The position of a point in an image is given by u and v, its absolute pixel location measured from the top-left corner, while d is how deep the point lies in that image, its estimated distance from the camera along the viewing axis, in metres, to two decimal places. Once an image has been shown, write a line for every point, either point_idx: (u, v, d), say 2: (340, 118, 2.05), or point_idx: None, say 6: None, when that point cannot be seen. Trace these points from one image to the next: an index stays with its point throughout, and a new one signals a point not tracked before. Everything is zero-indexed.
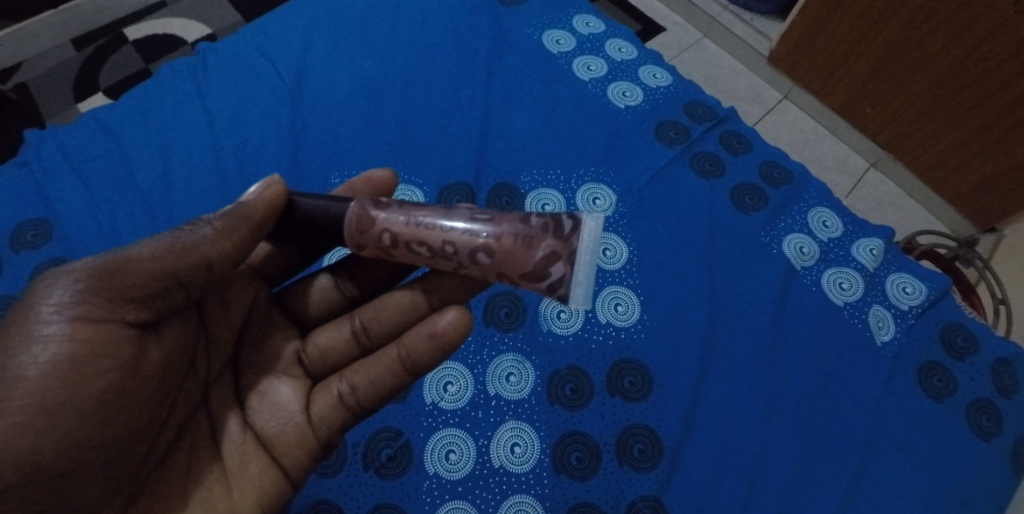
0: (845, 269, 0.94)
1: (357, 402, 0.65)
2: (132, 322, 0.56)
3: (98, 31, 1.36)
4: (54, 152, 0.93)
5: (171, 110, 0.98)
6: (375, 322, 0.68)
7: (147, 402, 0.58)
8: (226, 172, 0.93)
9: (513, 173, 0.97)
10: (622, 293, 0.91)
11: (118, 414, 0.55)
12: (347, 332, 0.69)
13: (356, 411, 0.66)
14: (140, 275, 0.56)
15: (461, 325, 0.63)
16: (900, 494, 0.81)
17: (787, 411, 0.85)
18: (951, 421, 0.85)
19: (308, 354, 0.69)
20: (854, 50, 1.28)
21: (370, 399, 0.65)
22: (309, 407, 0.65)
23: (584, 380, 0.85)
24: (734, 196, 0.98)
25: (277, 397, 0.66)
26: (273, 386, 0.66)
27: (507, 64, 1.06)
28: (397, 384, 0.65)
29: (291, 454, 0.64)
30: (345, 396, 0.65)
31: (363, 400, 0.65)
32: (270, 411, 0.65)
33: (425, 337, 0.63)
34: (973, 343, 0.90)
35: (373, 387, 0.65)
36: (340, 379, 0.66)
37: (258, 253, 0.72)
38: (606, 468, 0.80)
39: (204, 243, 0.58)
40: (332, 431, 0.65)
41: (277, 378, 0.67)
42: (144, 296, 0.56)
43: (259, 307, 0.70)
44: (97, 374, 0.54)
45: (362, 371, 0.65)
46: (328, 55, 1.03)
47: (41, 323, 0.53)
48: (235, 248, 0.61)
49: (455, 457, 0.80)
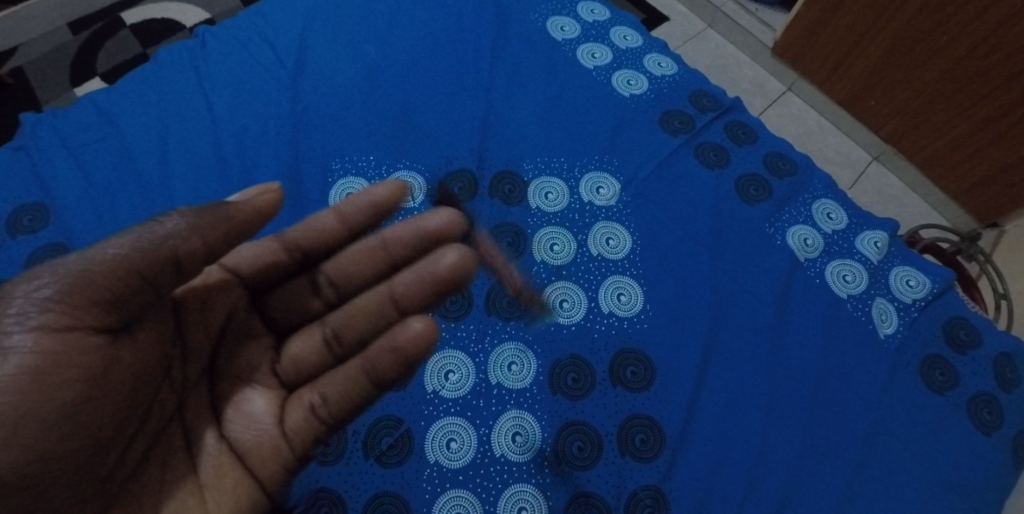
0: (849, 262, 0.93)
1: (331, 415, 0.67)
2: (98, 328, 0.54)
3: (95, 15, 1.35)
4: (51, 137, 0.92)
5: (169, 94, 0.96)
6: (346, 329, 0.70)
7: (116, 412, 0.56)
8: (227, 159, 0.92)
9: (516, 161, 0.97)
10: (625, 283, 0.90)
11: (84, 427, 0.54)
12: (319, 340, 0.70)
13: (330, 422, 0.67)
14: (104, 281, 0.53)
15: (424, 339, 0.66)
16: (902, 487, 0.80)
17: (789, 402, 0.84)
18: (952, 414, 0.84)
19: (282, 365, 0.69)
20: (859, 41, 1.26)
21: (342, 411, 0.67)
22: (283, 420, 0.66)
23: (587, 369, 0.84)
24: (739, 187, 0.97)
25: (251, 409, 0.65)
26: (248, 398, 0.66)
27: (510, 50, 1.05)
28: (365, 396, 0.67)
29: (265, 461, 0.64)
30: (317, 407, 0.66)
31: (336, 412, 0.67)
32: (245, 424, 0.64)
33: (388, 352, 0.65)
34: (976, 336, 0.89)
35: (347, 401, 0.67)
36: (311, 390, 0.67)
37: (243, 257, 0.68)
38: (608, 457, 0.80)
39: (172, 239, 0.54)
40: (306, 443, 0.66)
41: (252, 390, 0.66)
42: (109, 300, 0.54)
43: (238, 314, 0.68)
44: (63, 384, 0.52)
45: (332, 384, 0.66)
46: (329, 40, 1.02)
47: (5, 332, 0.51)
48: (207, 246, 0.56)
49: (456, 446, 0.80)
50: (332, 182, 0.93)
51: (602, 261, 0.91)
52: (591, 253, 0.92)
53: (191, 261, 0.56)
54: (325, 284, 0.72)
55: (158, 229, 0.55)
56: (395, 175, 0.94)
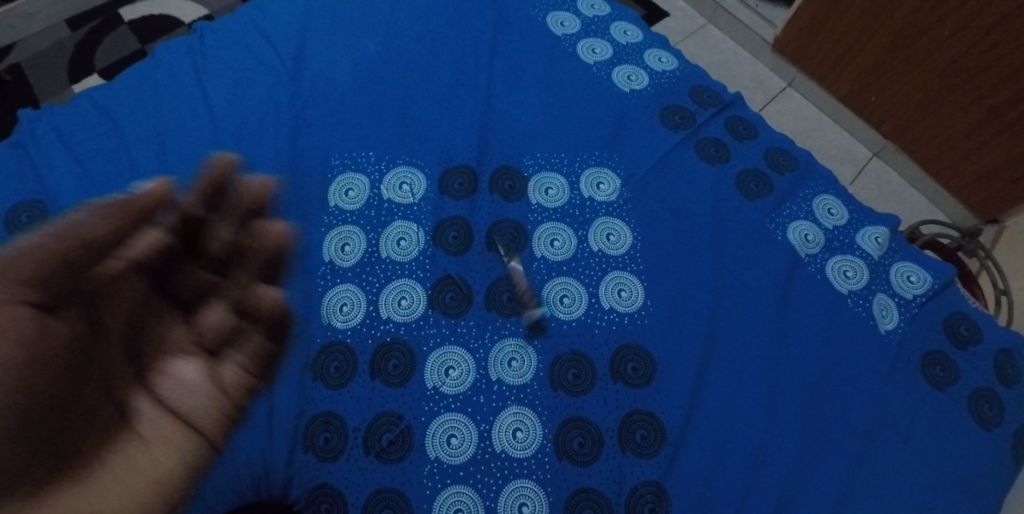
0: (850, 257, 0.93)
1: (263, 366, 0.51)
2: (29, 303, 0.42)
3: (93, 12, 1.36)
4: (51, 134, 0.92)
5: (168, 90, 0.96)
6: (240, 292, 0.52)
7: (73, 390, 0.42)
8: (226, 154, 0.92)
9: (516, 156, 0.96)
10: (626, 279, 0.90)
11: (40, 412, 0.40)
12: (218, 309, 0.51)
13: (264, 373, 0.51)
14: (26, 262, 0.42)
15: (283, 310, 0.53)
16: (903, 482, 0.80)
17: (790, 398, 0.84)
18: (953, 410, 0.84)
19: (198, 334, 0.49)
20: (861, 36, 1.26)
21: (274, 358, 0.52)
22: (217, 379, 0.48)
23: (587, 365, 0.84)
24: (739, 182, 0.97)
25: (179, 374, 0.47)
26: (170, 363, 0.47)
27: (509, 46, 1.05)
28: (264, 369, 0.51)
29: (210, 427, 0.47)
30: (240, 373, 0.50)
31: (269, 361, 0.52)
32: (177, 392, 0.46)
33: (267, 323, 0.52)
34: (976, 332, 0.89)
35: (275, 344, 0.52)
36: (228, 357, 0.50)
37: (90, 219, 0.47)
38: (609, 453, 0.80)
39: (85, 222, 0.46)
40: (233, 410, 0.49)
41: (178, 355, 0.48)
42: (33, 276, 0.42)
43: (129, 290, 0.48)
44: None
45: (245, 348, 0.50)
46: (328, 35, 1.01)
47: None
48: (126, 228, 0.48)
49: (456, 442, 0.79)
50: (332, 177, 0.93)
51: (602, 258, 0.91)
52: (591, 249, 0.91)
53: (111, 240, 0.47)
54: (212, 245, 0.52)
55: (69, 219, 0.47)
56: (395, 171, 0.94)
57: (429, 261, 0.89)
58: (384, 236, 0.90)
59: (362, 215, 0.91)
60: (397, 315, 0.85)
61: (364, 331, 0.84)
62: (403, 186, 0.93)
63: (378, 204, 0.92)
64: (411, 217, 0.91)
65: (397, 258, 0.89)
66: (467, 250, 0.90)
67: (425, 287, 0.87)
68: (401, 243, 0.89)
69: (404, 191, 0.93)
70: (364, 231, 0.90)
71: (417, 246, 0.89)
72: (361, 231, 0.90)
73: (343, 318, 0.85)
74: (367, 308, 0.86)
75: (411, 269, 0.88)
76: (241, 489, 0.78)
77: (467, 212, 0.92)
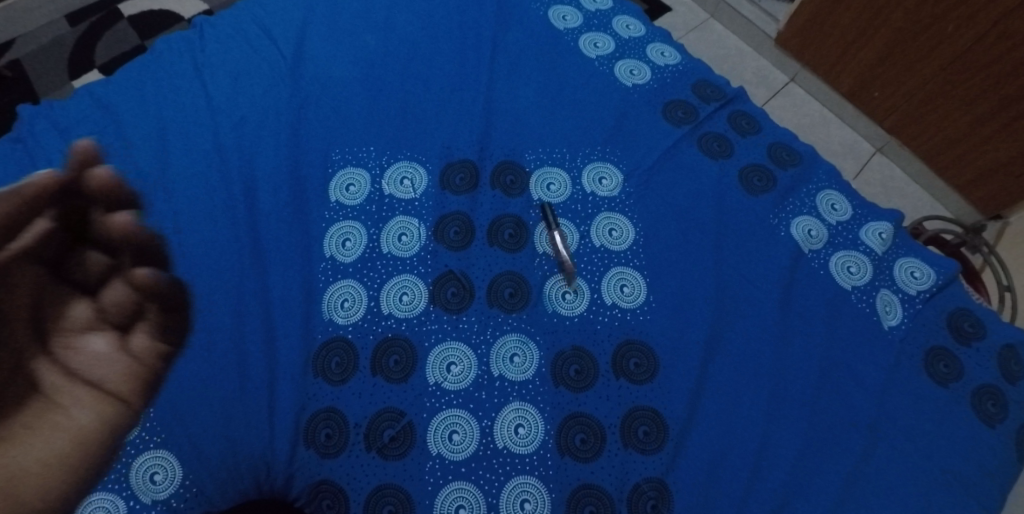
0: (853, 253, 0.92)
1: (170, 334, 0.56)
2: None
3: (92, 8, 1.38)
4: (51, 128, 0.92)
5: (167, 85, 0.96)
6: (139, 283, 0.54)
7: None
8: (226, 149, 0.91)
9: (518, 151, 0.96)
10: (628, 274, 0.89)
11: None
12: (121, 291, 0.54)
13: (175, 340, 0.56)
14: None
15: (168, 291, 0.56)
16: (907, 479, 0.80)
17: (792, 394, 0.84)
18: (957, 406, 0.84)
19: (102, 313, 0.53)
20: (864, 31, 1.25)
21: (178, 324, 0.57)
22: (127, 348, 0.53)
23: (590, 361, 0.84)
24: (742, 177, 0.96)
25: (93, 352, 0.52)
26: (83, 339, 0.52)
27: (511, 40, 1.04)
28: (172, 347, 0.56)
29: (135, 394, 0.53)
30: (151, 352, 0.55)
31: (175, 328, 0.56)
32: (92, 366, 0.52)
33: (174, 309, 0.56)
34: (980, 328, 0.89)
35: (176, 314, 0.57)
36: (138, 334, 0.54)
37: None
38: (612, 449, 0.80)
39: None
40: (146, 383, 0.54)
41: (91, 330, 0.53)
42: None
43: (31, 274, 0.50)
44: None
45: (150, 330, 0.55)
46: (328, 30, 1.00)
47: None
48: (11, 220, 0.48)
49: (458, 438, 0.79)
50: (333, 172, 0.92)
51: (605, 253, 0.91)
52: (594, 244, 0.91)
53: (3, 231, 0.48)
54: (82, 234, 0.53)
55: None
56: (395, 165, 0.93)
57: (430, 257, 0.88)
58: (385, 232, 0.89)
59: (363, 210, 0.90)
60: (398, 311, 0.85)
61: (366, 327, 0.84)
62: (404, 181, 0.92)
63: (379, 199, 0.91)
64: (412, 213, 0.91)
65: (398, 254, 0.88)
66: (468, 245, 0.89)
67: (426, 283, 0.87)
68: (402, 239, 0.89)
69: (405, 186, 0.92)
70: (365, 227, 0.90)
71: (418, 241, 0.89)
72: (362, 226, 0.89)
73: (345, 314, 0.85)
74: (369, 304, 0.85)
75: (412, 264, 0.88)
76: (243, 480, 0.79)
77: (469, 207, 0.92)
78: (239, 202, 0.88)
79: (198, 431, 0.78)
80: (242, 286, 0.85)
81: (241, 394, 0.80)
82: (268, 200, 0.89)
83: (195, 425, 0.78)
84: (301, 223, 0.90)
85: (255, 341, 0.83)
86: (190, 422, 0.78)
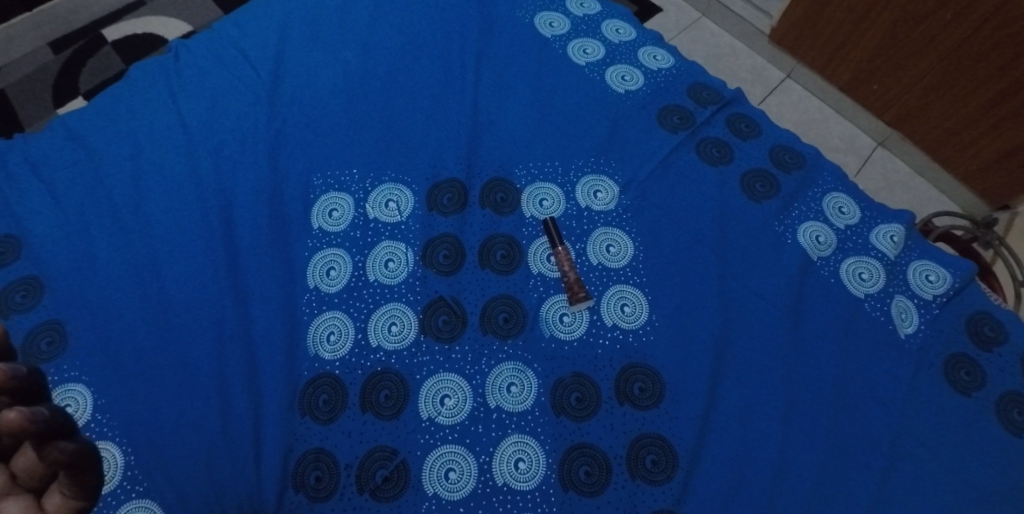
0: (864, 258, 0.88)
1: (83, 495, 0.46)
2: None
3: (75, 35, 1.34)
4: (23, 164, 0.88)
5: (139, 112, 0.92)
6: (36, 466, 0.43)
7: None
8: (202, 176, 0.87)
9: (508, 166, 0.92)
10: (628, 293, 0.85)
11: None
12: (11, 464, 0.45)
13: (92, 497, 0.46)
14: None
15: (80, 463, 0.45)
16: (931, 497, 0.75)
17: (806, 413, 0.79)
18: (981, 416, 0.79)
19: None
20: (862, 21, 1.20)
21: (94, 483, 0.46)
22: (39, 511, 0.44)
23: (592, 388, 0.80)
24: (745, 184, 0.92)
25: None
26: None
27: (497, 50, 1.00)
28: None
29: None
30: None
31: (91, 486, 0.46)
32: None
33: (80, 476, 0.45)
34: (1002, 332, 0.84)
35: (90, 474, 0.46)
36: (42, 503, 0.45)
37: None
38: (618, 481, 0.75)
39: None
40: None
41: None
42: None
43: None
44: None
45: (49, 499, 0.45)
46: (306, 49, 0.96)
47: None
48: None
49: (455, 476, 0.75)
50: (314, 198, 0.88)
51: (603, 271, 0.86)
52: (591, 262, 0.87)
53: None
54: None
55: None
56: (379, 188, 0.89)
57: (419, 283, 0.84)
58: (371, 258, 0.85)
59: (347, 237, 0.86)
60: (387, 343, 0.81)
61: (353, 362, 0.80)
62: (389, 204, 0.88)
63: (363, 225, 0.87)
64: (399, 237, 0.86)
65: (385, 281, 0.84)
66: (458, 269, 0.85)
67: (415, 311, 0.83)
68: (389, 265, 0.85)
69: (391, 209, 0.88)
70: (350, 254, 0.85)
71: (406, 266, 0.85)
72: (347, 254, 0.85)
73: (331, 348, 0.81)
74: (355, 336, 0.81)
75: (400, 292, 0.83)
76: None
77: (458, 228, 0.88)
78: (217, 232, 0.84)
79: (179, 478, 0.74)
80: (224, 321, 0.81)
81: (225, 437, 0.76)
82: (247, 229, 0.85)
83: (177, 473, 0.74)
84: (283, 252, 0.85)
85: (237, 379, 0.79)
86: (173, 469, 0.74)
